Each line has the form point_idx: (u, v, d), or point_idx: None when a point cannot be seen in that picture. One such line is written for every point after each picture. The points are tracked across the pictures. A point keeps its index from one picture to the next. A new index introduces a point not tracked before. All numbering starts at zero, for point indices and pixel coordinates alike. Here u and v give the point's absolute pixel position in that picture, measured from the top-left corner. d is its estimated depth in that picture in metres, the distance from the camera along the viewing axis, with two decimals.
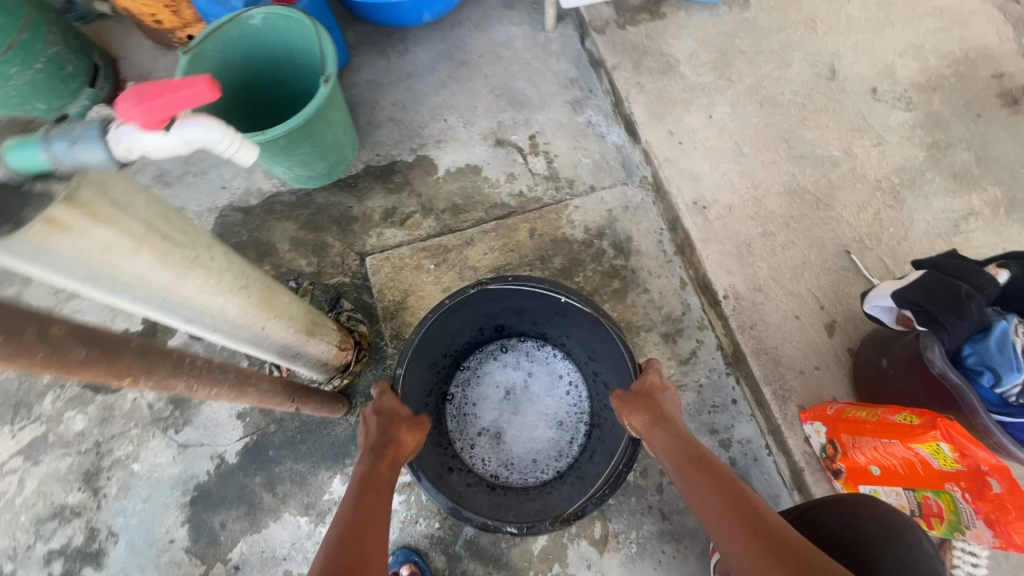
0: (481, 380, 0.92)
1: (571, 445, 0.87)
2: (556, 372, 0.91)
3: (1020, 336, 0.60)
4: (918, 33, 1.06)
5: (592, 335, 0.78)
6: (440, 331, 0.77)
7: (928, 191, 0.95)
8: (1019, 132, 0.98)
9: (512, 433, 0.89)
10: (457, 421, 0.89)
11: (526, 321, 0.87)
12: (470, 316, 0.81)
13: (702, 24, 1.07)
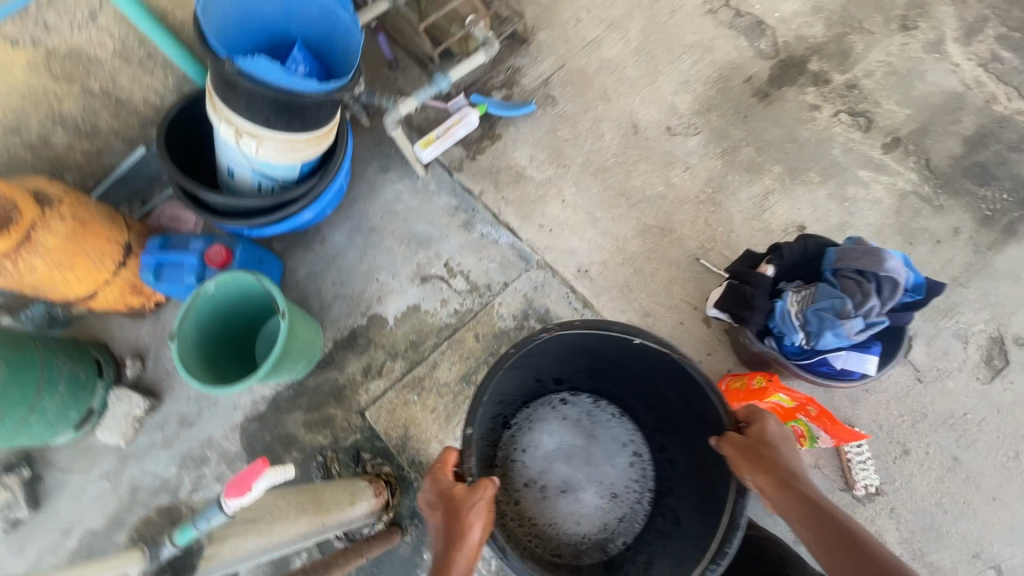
0: (542, 429, 1.16)
1: (620, 492, 1.12)
2: (617, 441, 1.15)
3: (794, 306, 0.89)
4: (682, 71, 1.38)
5: (655, 366, 0.94)
6: (511, 374, 0.95)
7: (733, 188, 1.25)
8: (777, 117, 1.30)
9: (560, 483, 1.14)
10: (511, 460, 1.13)
11: (585, 373, 1.12)
12: (540, 359, 1.00)
13: (529, 131, 1.38)
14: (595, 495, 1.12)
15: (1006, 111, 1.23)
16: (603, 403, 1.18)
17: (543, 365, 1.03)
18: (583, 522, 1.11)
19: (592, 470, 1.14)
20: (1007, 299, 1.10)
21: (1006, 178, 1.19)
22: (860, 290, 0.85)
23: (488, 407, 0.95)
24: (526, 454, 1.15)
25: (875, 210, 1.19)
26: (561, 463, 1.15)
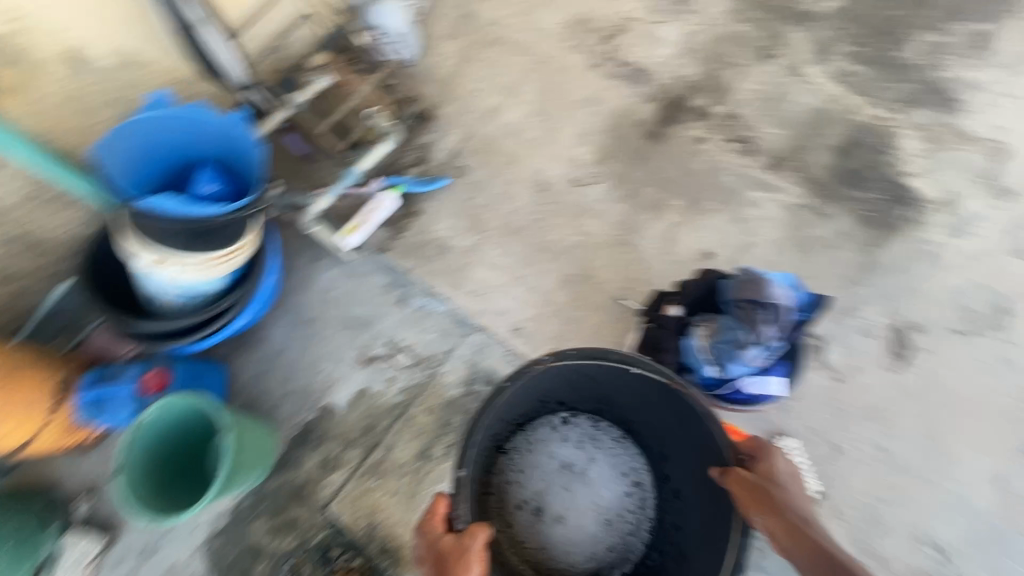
0: (543, 449, 1.18)
1: (613, 518, 1.15)
2: (619, 469, 1.17)
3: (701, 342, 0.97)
4: (578, 125, 1.47)
5: (653, 391, 0.96)
6: (512, 398, 0.97)
7: (642, 228, 1.33)
8: (670, 154, 1.39)
9: (556, 504, 1.17)
10: (511, 480, 1.16)
11: (590, 399, 1.11)
12: (541, 382, 1.00)
13: (447, 203, 1.44)
14: (589, 519, 1.16)
15: (868, 119, 1.35)
16: (605, 428, 1.18)
17: (542, 389, 1.03)
18: (577, 545, 1.15)
19: (591, 493, 1.17)
20: (900, 291, 1.19)
21: (880, 178, 1.29)
22: (755, 320, 0.92)
23: (485, 440, 0.96)
24: (527, 472, 1.18)
25: (771, 227, 1.29)
26: (557, 483, 1.18)
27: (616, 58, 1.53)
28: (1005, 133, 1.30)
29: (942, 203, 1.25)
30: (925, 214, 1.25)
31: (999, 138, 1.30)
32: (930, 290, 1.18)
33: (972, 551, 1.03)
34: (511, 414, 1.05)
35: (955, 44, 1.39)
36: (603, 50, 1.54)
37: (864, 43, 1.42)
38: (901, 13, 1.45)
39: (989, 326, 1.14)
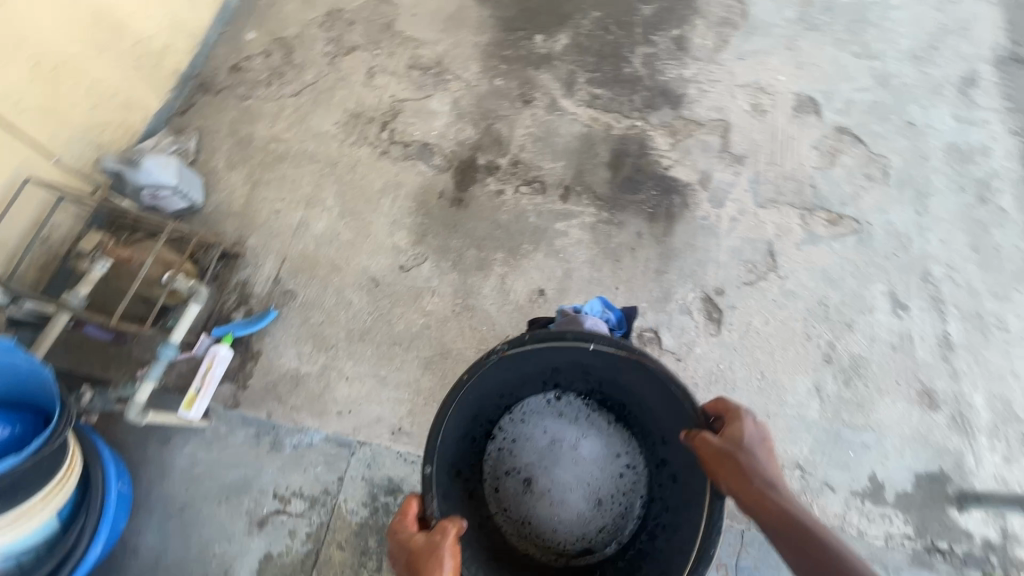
0: (537, 423, 1.15)
1: (603, 501, 1.12)
2: (610, 449, 1.15)
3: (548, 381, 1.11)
4: (387, 213, 1.52)
5: (632, 370, 0.96)
6: (495, 377, 1.00)
7: (477, 288, 1.41)
8: (477, 213, 1.49)
9: (544, 481, 1.14)
10: (498, 454, 1.14)
11: (582, 378, 1.10)
12: (526, 359, 1.00)
13: (286, 332, 1.41)
14: (576, 499, 1.13)
15: (622, 131, 1.57)
16: (598, 410, 1.16)
17: (526, 368, 1.03)
18: (562, 524, 1.11)
19: (580, 472, 1.14)
20: (697, 265, 1.39)
21: (650, 177, 1.50)
22: None
23: (456, 420, 0.96)
24: (517, 444, 1.15)
25: (582, 249, 1.43)
26: (547, 459, 1.15)
27: (400, 142, 1.62)
28: (723, 109, 1.58)
29: (700, 182, 1.48)
30: (692, 195, 1.47)
31: (719, 116, 1.57)
32: (718, 256, 1.39)
33: (825, 460, 1.20)
34: (494, 391, 1.05)
35: (661, 52, 1.68)
36: (386, 138, 1.63)
37: (596, 71, 1.67)
38: (615, 38, 1.71)
39: (767, 269, 1.37)
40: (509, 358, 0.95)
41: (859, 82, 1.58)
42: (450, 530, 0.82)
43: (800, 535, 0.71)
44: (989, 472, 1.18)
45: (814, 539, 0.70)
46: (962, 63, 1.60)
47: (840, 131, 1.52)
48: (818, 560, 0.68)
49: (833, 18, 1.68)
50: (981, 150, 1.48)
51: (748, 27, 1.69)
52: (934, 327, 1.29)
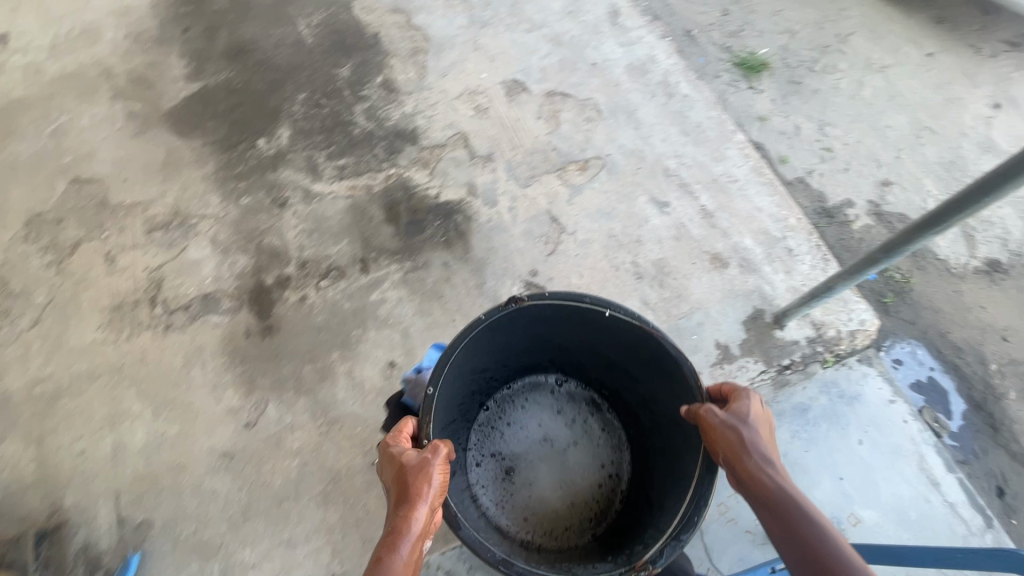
0: (533, 408, 1.29)
1: (577, 502, 1.19)
2: (600, 459, 1.25)
3: None
4: (203, 382, 1.40)
5: (639, 345, 1.03)
6: (500, 343, 1.10)
7: (331, 398, 1.36)
8: (293, 330, 1.44)
9: (529, 464, 1.22)
10: (486, 434, 1.24)
11: (586, 368, 1.24)
12: (533, 336, 1.13)
13: (162, 566, 1.23)
14: (558, 495, 1.19)
15: (383, 184, 1.62)
16: (594, 417, 1.30)
17: (531, 347, 1.18)
18: (539, 506, 1.18)
19: (567, 468, 1.23)
20: (506, 262, 1.49)
21: (428, 211, 1.57)
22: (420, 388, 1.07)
23: (460, 374, 1.05)
24: (503, 422, 1.27)
25: (406, 304, 1.45)
26: (529, 441, 1.25)
27: (178, 308, 1.50)
28: (454, 123, 1.71)
29: (469, 193, 1.59)
30: (469, 207, 1.57)
31: (454, 130, 1.69)
32: (517, 245, 1.51)
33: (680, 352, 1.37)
34: (493, 365, 1.17)
35: (377, 101, 1.76)
36: (163, 311, 1.50)
37: (330, 145, 1.70)
38: (331, 109, 1.76)
39: (559, 233, 1.52)
40: (517, 326, 1.07)
41: (542, 51, 1.82)
42: (443, 442, 0.86)
43: (789, 509, 0.77)
44: (784, 289, 1.44)
45: (800, 512, 0.76)
46: (603, 2, 1.92)
47: (550, 95, 1.73)
48: (800, 532, 0.74)
49: (495, 11, 1.91)
50: (650, 59, 1.79)
51: (435, 48, 1.85)
52: (693, 206, 1.54)
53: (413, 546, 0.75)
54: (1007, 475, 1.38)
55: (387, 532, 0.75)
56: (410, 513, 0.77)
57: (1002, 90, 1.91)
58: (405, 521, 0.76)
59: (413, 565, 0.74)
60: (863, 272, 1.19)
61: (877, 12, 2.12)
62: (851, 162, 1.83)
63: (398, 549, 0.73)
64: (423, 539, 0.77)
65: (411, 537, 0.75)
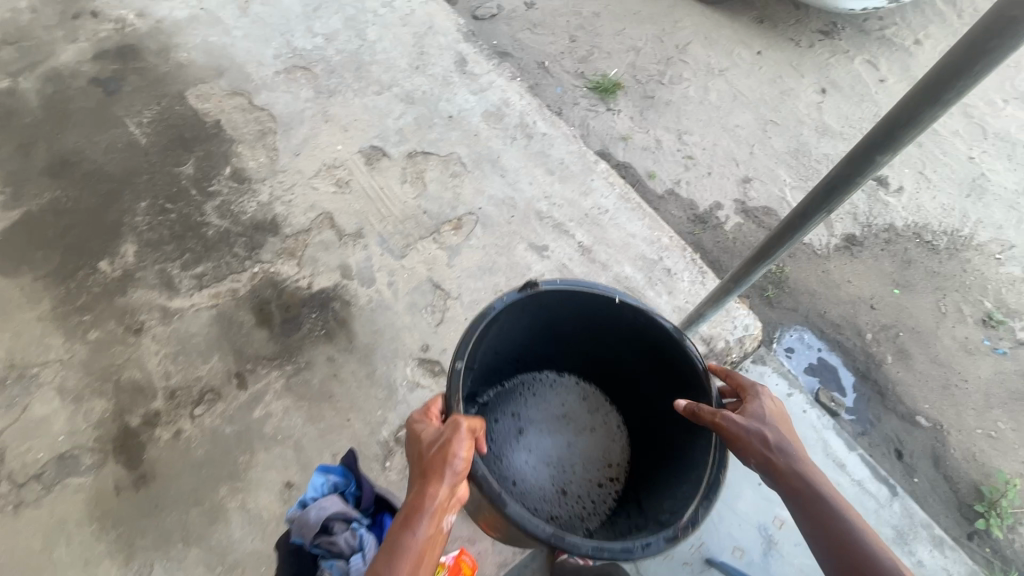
0: (555, 393, 1.25)
1: (568, 497, 1.14)
2: (604, 459, 1.20)
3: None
4: (73, 560, 1.22)
5: (653, 335, 1.03)
6: (524, 328, 1.08)
7: (226, 541, 1.22)
8: (172, 472, 1.29)
9: (541, 439, 1.20)
10: (508, 396, 1.22)
11: (611, 364, 1.21)
12: (558, 321, 1.11)
13: None
14: (554, 481, 1.15)
15: (249, 285, 1.50)
16: (613, 416, 1.26)
17: (562, 331, 1.14)
18: (534, 483, 1.14)
19: (570, 460, 1.19)
20: (395, 342, 1.42)
21: (303, 304, 1.47)
22: (303, 527, 0.96)
23: (485, 350, 1.02)
24: (522, 399, 1.22)
25: (295, 413, 1.34)
26: (542, 425, 1.21)
27: (28, 478, 1.29)
28: (315, 203, 1.61)
29: (344, 275, 1.50)
30: (346, 290, 1.48)
31: (318, 210, 1.60)
32: (403, 322, 1.44)
33: None
34: (520, 346, 1.14)
35: (229, 194, 1.63)
36: (8, 487, 1.28)
37: (183, 252, 1.55)
38: (179, 212, 1.61)
39: (445, 299, 1.47)
40: (541, 311, 1.05)
41: (395, 112, 1.77)
42: (466, 418, 0.81)
43: (827, 509, 0.75)
44: (671, 311, 1.47)
45: (837, 511, 0.75)
46: (448, 52, 1.91)
47: (412, 157, 1.69)
48: (842, 533, 0.73)
49: (340, 78, 1.85)
50: (504, 102, 1.80)
51: (284, 126, 1.75)
52: (571, 245, 1.55)
53: (429, 527, 0.73)
54: (900, 436, 1.49)
55: (404, 509, 0.74)
56: (430, 490, 0.75)
57: (824, 76, 2.09)
58: (422, 501, 0.74)
59: (431, 544, 0.73)
60: (723, 300, 1.22)
61: (707, 20, 2.27)
62: (713, 165, 1.93)
63: (414, 529, 0.72)
64: (444, 515, 0.75)
65: (428, 517, 0.73)
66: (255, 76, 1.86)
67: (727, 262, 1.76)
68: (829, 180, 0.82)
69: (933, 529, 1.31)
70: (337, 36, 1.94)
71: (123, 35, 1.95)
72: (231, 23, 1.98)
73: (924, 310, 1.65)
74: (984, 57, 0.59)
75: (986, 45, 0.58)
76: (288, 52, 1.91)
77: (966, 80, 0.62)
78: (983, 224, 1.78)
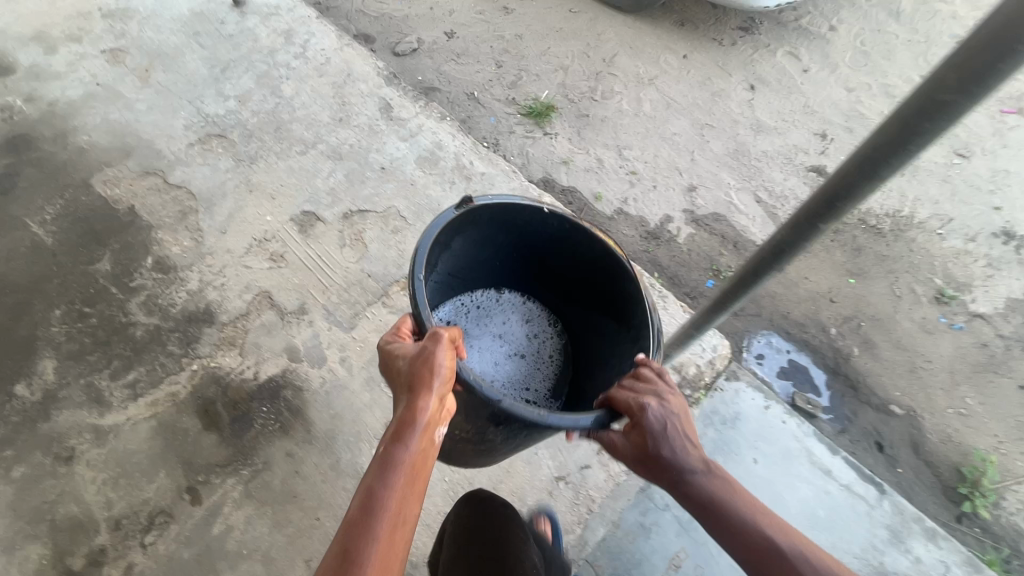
0: (504, 313, 1.26)
1: None
2: (534, 381, 1.20)
3: None
4: None
5: (587, 246, 1.07)
6: (468, 251, 1.10)
7: None
8: None
9: (478, 348, 1.19)
10: (455, 308, 1.20)
11: (555, 290, 1.24)
12: (499, 243, 1.14)
13: None
14: None
15: (188, 386, 1.37)
16: (554, 344, 1.27)
17: (505, 252, 1.17)
18: None
19: (501, 375, 1.18)
20: (357, 424, 1.33)
21: (251, 398, 1.35)
22: None
23: (432, 268, 1.03)
24: (471, 311, 1.22)
25: (258, 523, 1.23)
26: (485, 337, 1.21)
27: None
28: (250, 283, 1.50)
29: (292, 359, 1.40)
30: (296, 375, 1.38)
31: (254, 290, 1.49)
32: (363, 401, 1.35)
33: (565, 450, 1.29)
34: (467, 264, 1.14)
35: (155, 287, 1.50)
36: None
37: (110, 361, 1.40)
38: (100, 315, 1.46)
39: None
40: (495, 227, 1.09)
41: (323, 171, 1.68)
42: (447, 327, 0.79)
43: (713, 517, 0.77)
44: None
45: (720, 518, 0.76)
46: (371, 99, 1.83)
47: (348, 217, 1.60)
48: (730, 536, 0.75)
49: (259, 142, 1.74)
50: (437, 145, 1.73)
51: (205, 203, 1.63)
52: None
53: (420, 438, 0.71)
54: (878, 428, 1.50)
55: (395, 422, 0.72)
56: (418, 402, 0.74)
57: (751, 72, 2.11)
58: (410, 414, 0.73)
59: (424, 454, 0.71)
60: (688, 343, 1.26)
61: (629, 29, 2.27)
62: (657, 178, 1.92)
63: (405, 441, 0.70)
64: (436, 427, 0.74)
65: (417, 428, 0.71)
66: (166, 152, 1.72)
67: (685, 275, 1.74)
68: (774, 244, 0.85)
69: (924, 521, 1.32)
70: (250, 97, 1.83)
71: (11, 124, 1.77)
72: (132, 96, 1.84)
73: (880, 296, 1.68)
74: (915, 137, 0.60)
75: (916, 126, 0.60)
76: (200, 121, 1.78)
77: (901, 155, 0.63)
78: (921, 201, 1.82)
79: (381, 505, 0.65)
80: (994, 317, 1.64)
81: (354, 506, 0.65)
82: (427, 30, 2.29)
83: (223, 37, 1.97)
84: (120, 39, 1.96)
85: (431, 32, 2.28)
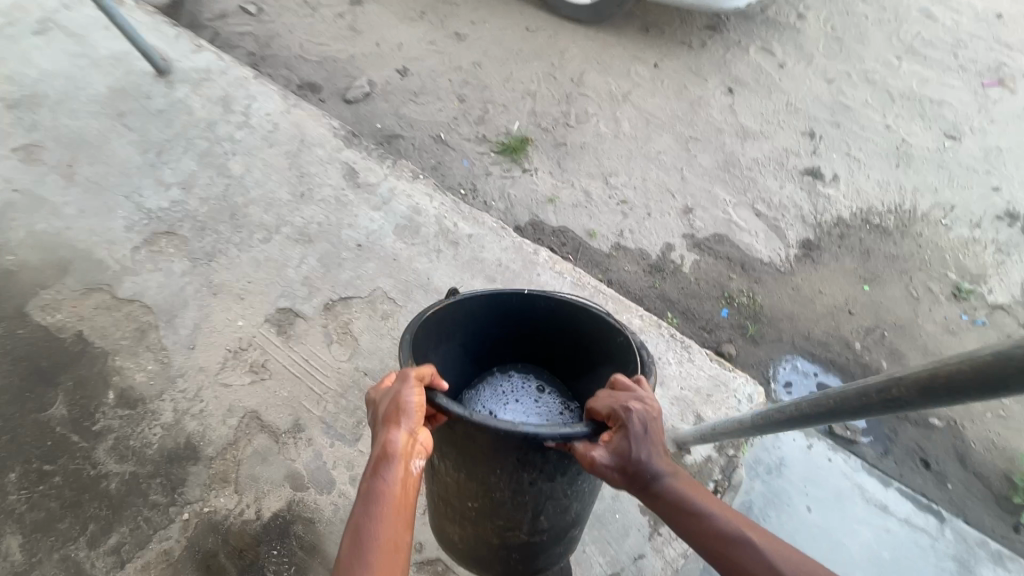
0: (544, 408, 1.03)
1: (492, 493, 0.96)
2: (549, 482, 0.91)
3: None
4: None
5: (574, 316, 0.97)
6: (460, 350, 1.02)
7: None
8: None
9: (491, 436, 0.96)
10: (491, 393, 1.05)
11: (571, 374, 1.07)
12: (480, 341, 1.04)
13: None
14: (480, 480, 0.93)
15: (182, 539, 1.18)
16: None
17: (495, 348, 1.08)
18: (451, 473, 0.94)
19: None
20: None
21: (257, 542, 1.19)
22: None
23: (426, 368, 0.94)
24: (507, 398, 1.04)
25: None
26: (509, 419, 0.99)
27: None
28: (233, 404, 1.32)
29: (296, 487, 1.24)
30: (305, 506, 1.22)
31: (239, 412, 1.32)
32: None
33: (614, 541, 1.19)
34: (467, 367, 1.06)
35: (123, 427, 1.30)
36: None
37: (85, 524, 1.20)
38: (65, 471, 1.25)
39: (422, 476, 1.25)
40: (483, 321, 1.01)
41: (293, 258, 1.50)
42: (412, 367, 0.79)
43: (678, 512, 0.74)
44: (670, 406, 1.30)
45: (688, 516, 0.74)
46: (332, 165, 1.66)
47: (331, 308, 1.43)
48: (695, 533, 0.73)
49: (214, 233, 1.54)
50: (415, 210, 1.58)
51: (165, 316, 1.43)
52: None
53: (396, 469, 0.72)
54: (921, 444, 1.45)
55: (371, 458, 0.74)
56: (389, 434, 0.74)
57: (725, 75, 2.02)
58: (384, 448, 0.74)
59: (403, 485, 0.73)
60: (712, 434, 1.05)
61: (593, 43, 2.15)
62: (649, 204, 1.81)
63: (381, 474, 0.72)
64: (412, 458, 0.74)
65: (394, 460, 0.73)
66: (109, 261, 1.51)
67: (697, 307, 1.64)
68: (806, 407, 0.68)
69: (989, 544, 1.28)
70: (196, 181, 1.63)
71: None
72: (58, 199, 1.61)
73: (898, 301, 1.63)
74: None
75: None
76: (142, 219, 1.57)
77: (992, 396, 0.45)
78: (921, 191, 1.77)
79: (364, 539, 0.68)
80: (1013, 306, 1.60)
81: (344, 544, 0.68)
82: (378, 69, 2.10)
83: (152, 114, 1.76)
84: (32, 132, 1.72)
85: (382, 71, 2.10)
